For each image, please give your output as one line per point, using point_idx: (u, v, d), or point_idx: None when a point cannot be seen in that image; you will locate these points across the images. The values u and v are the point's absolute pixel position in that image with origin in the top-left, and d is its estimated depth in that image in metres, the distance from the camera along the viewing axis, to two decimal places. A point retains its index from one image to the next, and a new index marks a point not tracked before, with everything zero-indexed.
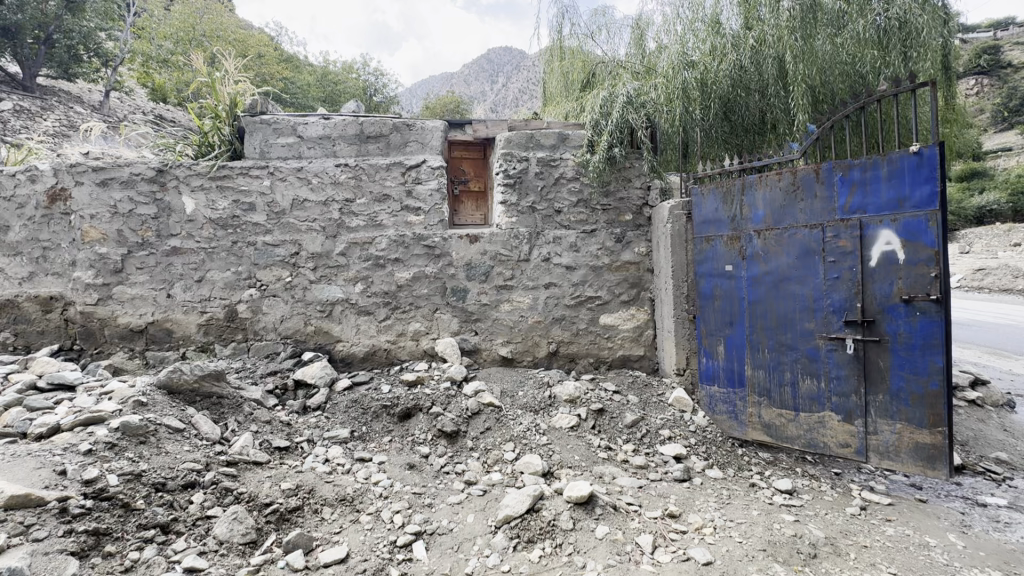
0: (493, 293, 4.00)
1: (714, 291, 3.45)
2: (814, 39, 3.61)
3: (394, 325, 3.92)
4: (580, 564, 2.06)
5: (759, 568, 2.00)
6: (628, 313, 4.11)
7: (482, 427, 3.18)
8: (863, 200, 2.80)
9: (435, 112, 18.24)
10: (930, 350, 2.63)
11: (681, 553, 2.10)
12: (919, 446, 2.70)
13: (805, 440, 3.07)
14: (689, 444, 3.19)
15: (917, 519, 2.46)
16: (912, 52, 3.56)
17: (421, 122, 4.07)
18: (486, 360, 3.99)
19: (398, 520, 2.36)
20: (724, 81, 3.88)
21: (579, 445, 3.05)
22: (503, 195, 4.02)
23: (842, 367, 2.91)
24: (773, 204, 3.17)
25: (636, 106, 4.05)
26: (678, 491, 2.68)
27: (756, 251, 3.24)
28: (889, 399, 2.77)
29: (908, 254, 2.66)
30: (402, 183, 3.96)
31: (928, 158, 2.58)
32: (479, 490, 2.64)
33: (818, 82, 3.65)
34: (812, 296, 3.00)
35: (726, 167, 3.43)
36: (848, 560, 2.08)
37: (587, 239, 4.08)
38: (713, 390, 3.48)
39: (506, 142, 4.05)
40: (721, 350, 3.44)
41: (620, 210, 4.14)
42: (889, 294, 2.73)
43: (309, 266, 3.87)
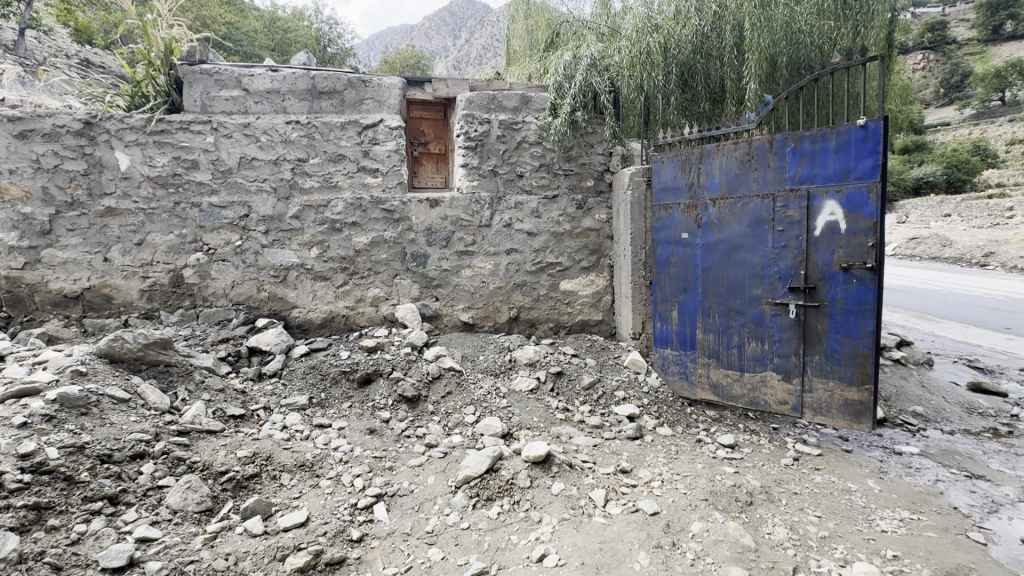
0: (454, 258, 3.96)
1: (670, 257, 3.55)
2: (774, 7, 3.65)
3: (353, 290, 3.84)
4: (536, 519, 2.16)
5: (701, 516, 2.15)
6: (588, 279, 4.19)
7: (443, 392, 3.22)
8: (811, 171, 2.91)
9: (395, 68, 17.32)
10: (863, 315, 2.81)
11: (631, 505, 2.23)
12: (848, 402, 2.92)
13: (748, 398, 3.28)
14: (642, 404, 3.34)
15: (842, 467, 2.70)
16: (863, 26, 3.68)
17: (377, 78, 3.89)
18: (447, 325, 3.99)
19: (359, 484, 2.38)
20: (687, 46, 3.88)
21: (537, 407, 3.14)
22: (464, 158, 3.93)
23: (784, 330, 3.09)
24: (729, 172, 3.24)
25: (599, 70, 3.99)
26: (630, 448, 2.82)
27: (711, 219, 3.33)
28: (824, 359, 2.98)
29: (849, 224, 2.80)
30: (359, 143, 3.80)
31: (873, 131, 2.69)
32: (440, 452, 2.69)
33: (777, 51, 3.70)
34: (760, 263, 3.14)
35: (686, 134, 3.47)
36: (780, 506, 2.28)
37: (549, 205, 4.08)
38: (666, 353, 3.64)
39: (467, 102, 3.95)
40: (674, 315, 3.58)
41: (581, 175, 4.14)
42: (830, 262, 2.88)
43: (260, 229, 3.70)
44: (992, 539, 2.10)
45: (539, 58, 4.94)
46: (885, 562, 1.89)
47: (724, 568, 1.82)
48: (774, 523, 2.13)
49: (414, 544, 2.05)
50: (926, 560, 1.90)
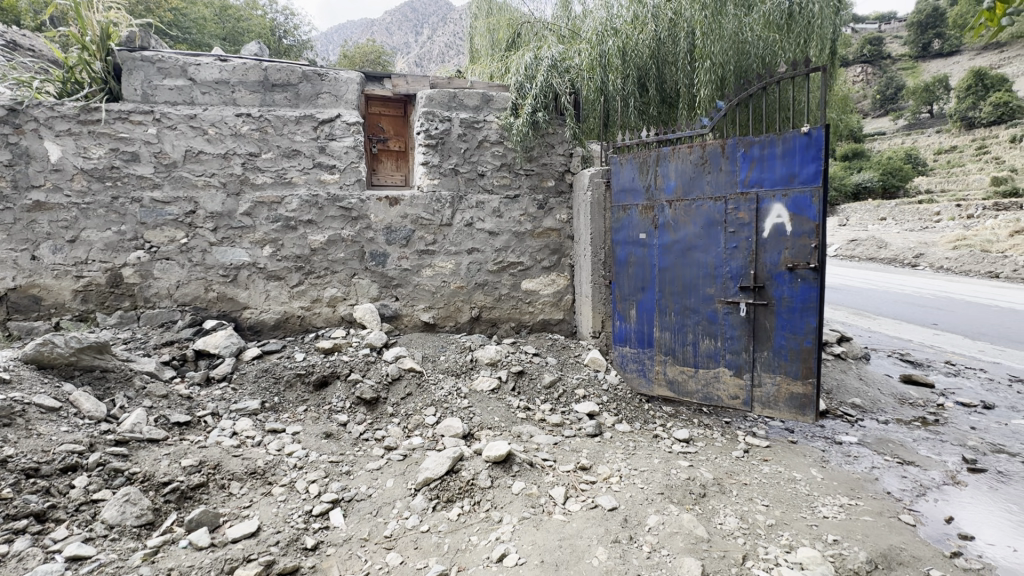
0: (414, 258, 3.91)
1: (629, 257, 3.63)
2: (725, 16, 3.80)
3: (309, 290, 3.72)
4: (497, 518, 2.16)
5: (657, 509, 2.20)
6: (549, 278, 4.22)
7: (403, 393, 3.17)
8: (760, 175, 3.04)
9: (354, 62, 16.90)
10: (807, 312, 2.97)
11: (590, 502, 2.27)
12: (794, 395, 3.07)
13: (702, 394, 3.40)
14: (601, 401, 3.40)
15: (788, 458, 2.84)
16: (809, 37, 3.86)
17: (334, 72, 3.78)
18: (407, 325, 3.93)
19: (314, 490, 2.31)
20: (644, 51, 3.98)
21: (499, 407, 3.14)
22: (425, 156, 3.88)
23: (735, 328, 3.21)
24: (684, 175, 3.34)
25: (560, 71, 4.05)
26: (590, 445, 2.86)
27: (667, 220, 3.43)
28: (771, 355, 3.12)
29: (794, 226, 2.95)
30: (314, 138, 3.69)
31: (816, 138, 2.84)
32: (399, 455, 2.65)
33: (728, 60, 3.85)
34: (713, 264, 3.25)
35: (643, 137, 3.55)
36: (731, 497, 2.37)
37: (510, 205, 4.08)
38: (625, 351, 3.72)
39: (427, 100, 3.90)
40: (633, 314, 3.66)
41: (542, 175, 4.17)
42: (777, 262, 3.02)
43: (208, 227, 3.53)
44: (920, 520, 2.26)
45: (500, 58, 4.93)
46: (826, 546, 2.00)
47: (678, 559, 1.88)
48: (725, 514, 2.21)
49: (372, 549, 2.00)
50: (862, 542, 2.02)
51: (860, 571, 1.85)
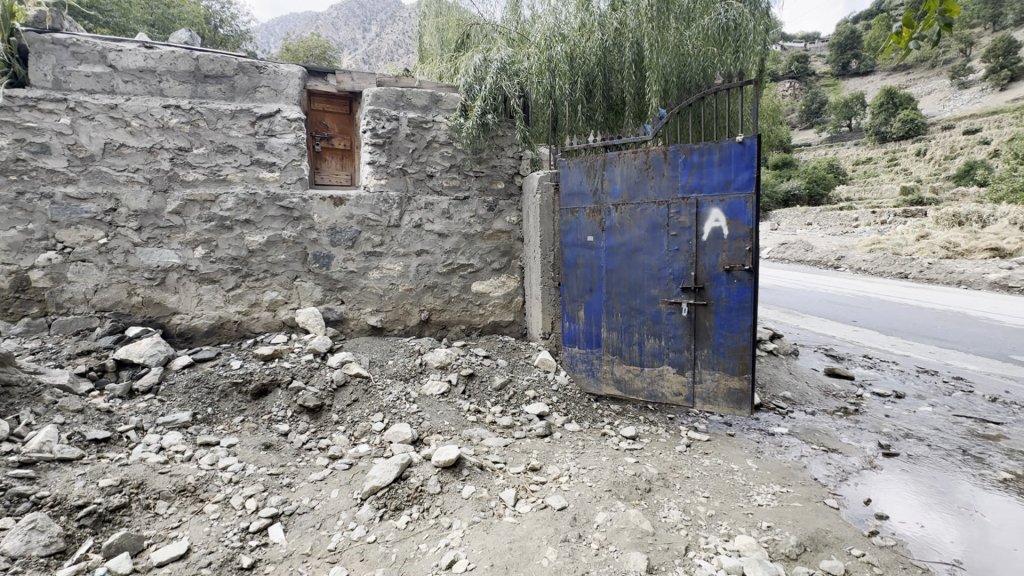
0: (361, 259, 3.80)
1: (577, 259, 3.70)
2: (667, 29, 3.97)
3: (246, 294, 3.52)
4: (446, 524, 2.13)
5: (604, 506, 2.25)
6: (499, 280, 4.22)
7: (349, 399, 3.07)
8: (699, 181, 3.18)
9: (298, 56, 16.27)
10: (743, 311, 3.13)
11: (540, 502, 2.28)
12: (731, 390, 3.23)
13: (648, 391, 3.52)
14: (551, 402, 3.43)
15: (726, 450, 2.98)
16: (742, 53, 4.08)
17: (273, 65, 3.61)
18: (354, 329, 3.82)
19: (252, 505, 2.18)
20: (591, 57, 4.06)
21: (448, 411, 3.10)
22: (371, 155, 3.78)
23: (678, 327, 3.34)
24: (629, 179, 3.44)
25: (509, 74, 4.08)
26: (540, 446, 2.88)
27: (614, 223, 3.52)
28: (711, 352, 3.27)
29: (730, 230, 3.10)
30: (252, 134, 3.50)
31: (749, 147, 3.00)
32: (345, 464, 2.56)
33: (670, 70, 4.02)
34: (657, 265, 3.37)
35: (591, 142, 3.63)
36: (674, 490, 2.45)
37: (460, 206, 4.05)
38: (574, 351, 3.78)
39: (374, 98, 3.81)
40: (581, 315, 3.73)
41: (492, 177, 4.17)
42: (715, 264, 3.17)
43: (131, 226, 3.26)
44: (843, 503, 2.44)
45: (449, 58, 4.89)
46: (761, 533, 2.11)
47: (625, 554, 1.92)
48: (669, 507, 2.29)
49: (315, 564, 1.91)
50: (793, 527, 2.15)
51: (791, 554, 1.97)
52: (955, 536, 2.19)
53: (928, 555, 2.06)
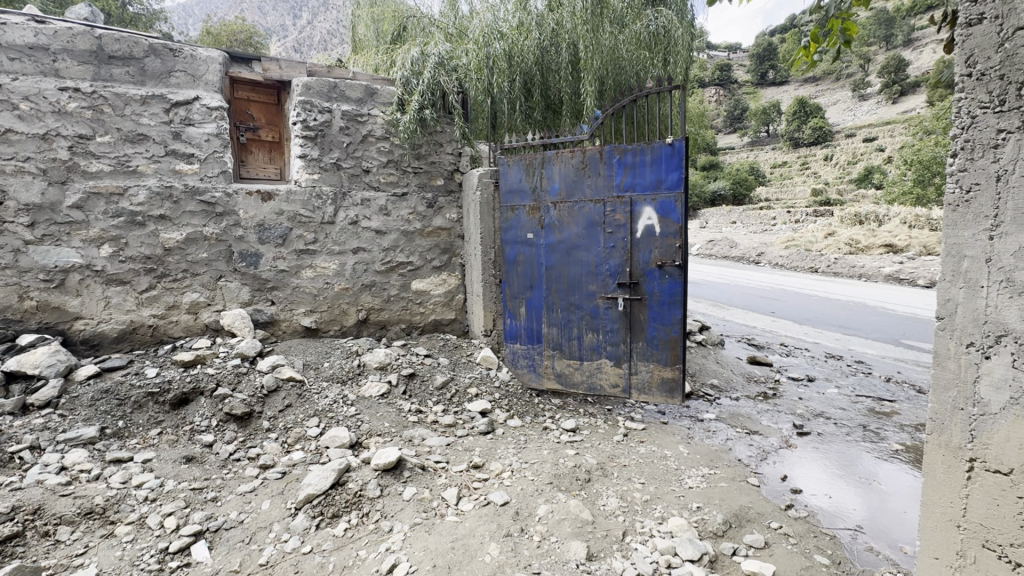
0: (292, 258, 3.62)
1: (518, 256, 3.73)
2: (601, 32, 4.08)
3: (162, 296, 3.26)
4: (387, 528, 2.08)
5: (546, 499, 2.29)
6: (440, 278, 4.17)
7: (281, 405, 2.91)
8: (633, 180, 3.30)
9: (219, 40, 15.18)
10: (674, 305, 3.29)
11: (482, 499, 2.28)
12: (664, 380, 3.39)
13: (587, 384, 3.62)
14: (493, 398, 3.44)
15: (660, 438, 3.13)
16: (671, 59, 4.28)
17: (190, 48, 3.34)
18: (286, 331, 3.64)
19: (171, 523, 2.02)
20: (528, 56, 4.09)
21: (389, 412, 3.03)
22: (302, 148, 3.61)
23: (614, 321, 3.46)
24: (567, 178, 3.51)
25: (448, 69, 4.01)
26: (482, 443, 2.88)
27: (552, 220, 3.58)
28: (645, 345, 3.41)
29: (662, 228, 3.25)
30: (166, 122, 3.23)
31: (678, 148, 3.15)
32: (277, 473, 2.43)
33: (604, 72, 4.13)
34: (594, 262, 3.46)
35: (529, 140, 3.66)
36: (613, 478, 2.54)
37: (398, 203, 3.96)
38: (515, 347, 3.82)
39: (305, 88, 3.64)
40: (522, 311, 3.78)
41: (431, 173, 4.10)
42: (648, 260, 3.31)
43: (20, 221, 2.90)
44: (763, 481, 2.64)
45: (385, 50, 4.74)
46: (692, 514, 2.23)
47: (566, 544, 1.97)
48: (608, 495, 2.37)
49: None
50: (720, 506, 2.29)
51: (718, 531, 2.10)
52: (857, 505, 2.42)
53: (835, 522, 2.27)
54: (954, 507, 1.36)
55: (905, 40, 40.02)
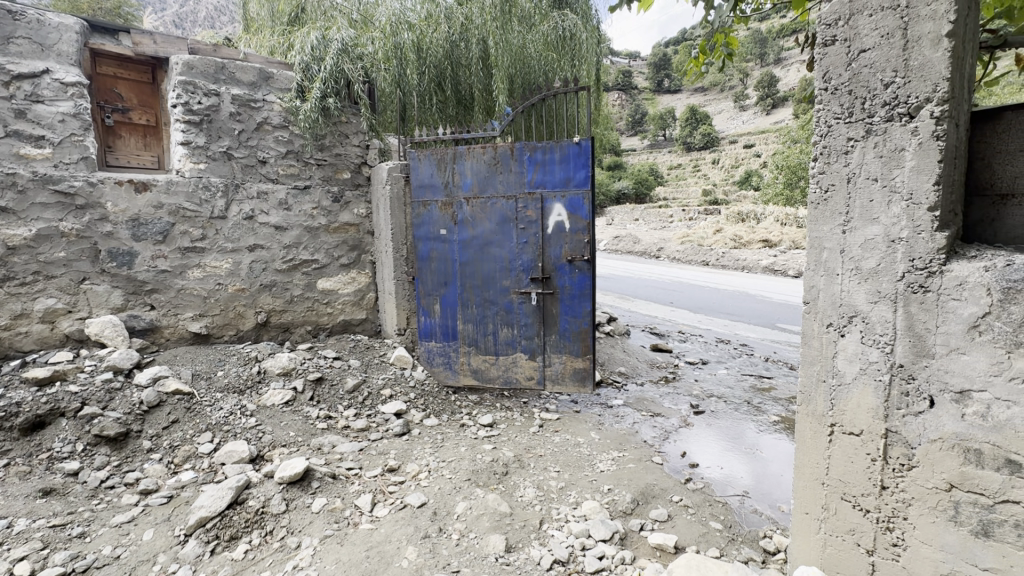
0: (176, 257, 3.24)
1: (431, 253, 3.66)
2: (510, 31, 4.14)
3: (7, 304, 2.76)
4: (294, 545, 1.94)
5: (464, 496, 2.28)
6: (349, 277, 3.97)
7: (166, 421, 2.61)
8: (543, 177, 3.37)
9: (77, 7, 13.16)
10: (584, 298, 3.43)
11: (398, 503, 2.22)
12: (576, 370, 3.52)
13: (503, 378, 3.66)
14: (408, 399, 3.35)
15: (573, 426, 3.25)
16: (576, 61, 4.48)
17: (36, 11, 2.83)
18: (170, 339, 3.26)
19: (25, 569, 1.73)
20: (437, 49, 4.02)
21: (294, 420, 2.84)
22: (184, 134, 3.24)
23: (528, 315, 3.53)
24: (479, 174, 3.50)
25: (352, 57, 3.84)
26: (397, 445, 2.79)
27: (465, 216, 3.56)
28: (558, 337, 3.52)
29: (571, 224, 3.36)
30: (6, 98, 2.73)
31: (585, 148, 3.27)
32: (161, 498, 2.17)
33: (514, 71, 4.20)
34: (508, 257, 3.50)
35: (440, 134, 3.60)
36: (530, 469, 2.60)
37: (300, 197, 3.70)
38: (430, 346, 3.76)
39: (186, 67, 3.27)
40: (437, 308, 3.72)
41: (337, 166, 3.89)
42: (559, 255, 3.41)
43: None
44: (665, 459, 2.84)
45: (282, 32, 4.41)
46: (603, 496, 2.35)
47: (484, 539, 1.98)
48: (525, 486, 2.42)
49: None
50: (629, 485, 2.44)
51: (627, 510, 2.23)
52: (745, 473, 2.70)
53: (727, 490, 2.51)
54: (819, 467, 1.56)
55: (776, 59, 45.18)
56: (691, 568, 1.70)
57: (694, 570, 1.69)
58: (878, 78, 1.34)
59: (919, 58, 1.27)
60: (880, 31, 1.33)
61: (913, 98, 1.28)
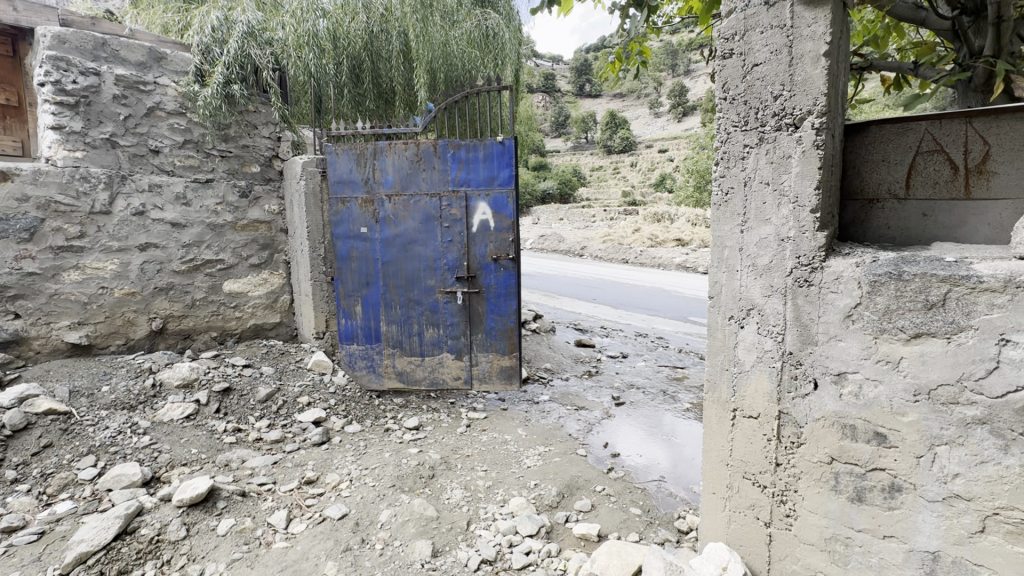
0: (47, 257, 2.84)
1: (351, 252, 3.50)
2: (432, 25, 4.05)
3: None
4: (196, 573, 1.78)
5: (389, 503, 2.21)
6: (260, 278, 3.68)
7: (36, 446, 2.28)
8: (467, 176, 3.35)
9: None
10: (509, 296, 3.45)
11: (317, 517, 2.10)
12: (503, 368, 3.55)
13: (429, 380, 3.59)
14: (328, 406, 3.18)
15: (501, 424, 3.25)
16: (499, 60, 4.50)
17: None
18: (41, 351, 2.85)
19: None
20: (356, 39, 3.86)
21: (197, 436, 2.60)
22: (55, 117, 2.83)
23: (454, 315, 3.49)
24: (401, 171, 3.40)
25: (259, 41, 3.56)
26: (316, 455, 2.64)
27: (388, 214, 3.44)
28: (485, 336, 3.51)
29: (496, 223, 3.37)
30: None
31: (508, 147, 3.29)
32: (29, 535, 1.88)
33: (437, 66, 4.12)
34: (432, 257, 3.44)
35: (359, 128, 3.45)
36: (457, 470, 2.57)
37: (200, 191, 3.38)
38: (352, 349, 3.59)
39: (57, 40, 2.86)
40: (358, 310, 3.56)
41: (243, 158, 3.59)
42: (484, 254, 3.41)
43: None
44: (589, 450, 2.94)
45: (177, 9, 4.01)
46: (530, 491, 2.38)
47: (410, 545, 1.93)
48: (452, 487, 2.39)
49: None
50: (554, 479, 2.49)
51: (553, 503, 2.28)
52: (661, 459, 2.86)
53: (645, 477, 2.65)
54: (724, 449, 1.68)
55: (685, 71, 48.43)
56: (612, 554, 1.77)
57: (615, 556, 1.76)
58: (769, 91, 1.46)
59: (802, 73, 1.40)
60: (769, 47, 1.46)
61: (797, 110, 1.42)
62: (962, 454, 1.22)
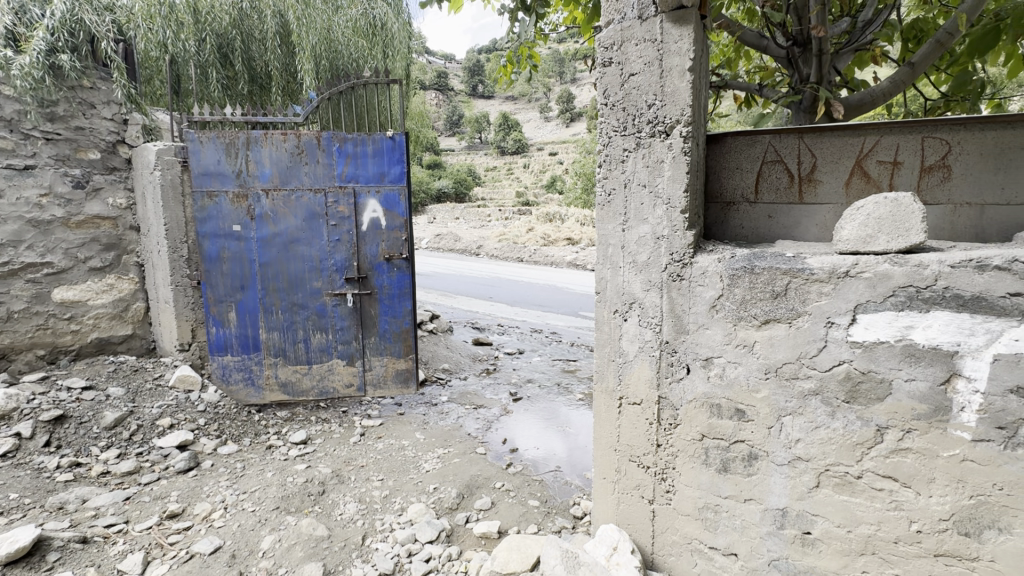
0: None
1: (221, 252, 3.13)
2: (314, 8, 3.80)
3: None
4: None
5: (272, 528, 2.01)
6: (103, 283, 3.14)
7: None
8: (355, 172, 3.17)
9: None
10: (403, 297, 3.35)
11: (182, 555, 1.84)
12: (398, 371, 3.44)
13: (318, 389, 3.35)
14: (197, 426, 2.80)
15: (398, 429, 3.13)
16: (389, 53, 4.32)
17: None
18: None
19: None
20: (222, 15, 3.51)
21: (19, 477, 2.19)
22: None
23: (344, 318, 3.29)
24: (279, 164, 3.11)
25: (95, 6, 3.03)
26: (181, 484, 2.32)
27: (265, 211, 3.14)
28: (378, 339, 3.37)
29: (387, 221, 3.25)
30: None
31: (399, 143, 3.18)
32: None
33: (320, 53, 3.86)
34: (318, 256, 3.21)
35: (228, 115, 3.09)
36: (350, 483, 2.42)
37: (16, 180, 2.80)
38: (226, 360, 3.22)
39: None
40: (232, 317, 3.20)
41: (77, 142, 3.01)
42: (376, 254, 3.26)
43: None
44: (488, 448, 2.95)
45: None
46: (429, 496, 2.33)
47: (297, 571, 1.78)
48: (345, 502, 2.25)
49: None
50: (454, 481, 2.46)
51: (453, 505, 2.25)
52: (557, 449, 2.97)
53: (543, 468, 2.73)
54: (612, 435, 1.78)
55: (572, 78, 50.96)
56: (512, 549, 1.79)
57: (515, 549, 1.78)
58: (644, 100, 1.58)
59: (671, 85, 1.53)
60: (644, 59, 1.57)
61: (668, 119, 1.54)
62: (802, 422, 1.41)
